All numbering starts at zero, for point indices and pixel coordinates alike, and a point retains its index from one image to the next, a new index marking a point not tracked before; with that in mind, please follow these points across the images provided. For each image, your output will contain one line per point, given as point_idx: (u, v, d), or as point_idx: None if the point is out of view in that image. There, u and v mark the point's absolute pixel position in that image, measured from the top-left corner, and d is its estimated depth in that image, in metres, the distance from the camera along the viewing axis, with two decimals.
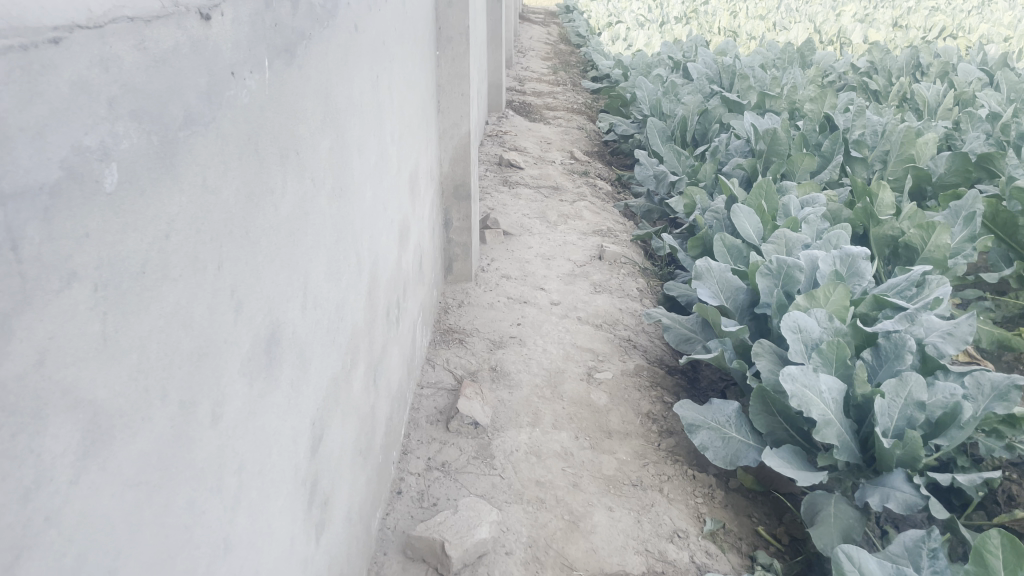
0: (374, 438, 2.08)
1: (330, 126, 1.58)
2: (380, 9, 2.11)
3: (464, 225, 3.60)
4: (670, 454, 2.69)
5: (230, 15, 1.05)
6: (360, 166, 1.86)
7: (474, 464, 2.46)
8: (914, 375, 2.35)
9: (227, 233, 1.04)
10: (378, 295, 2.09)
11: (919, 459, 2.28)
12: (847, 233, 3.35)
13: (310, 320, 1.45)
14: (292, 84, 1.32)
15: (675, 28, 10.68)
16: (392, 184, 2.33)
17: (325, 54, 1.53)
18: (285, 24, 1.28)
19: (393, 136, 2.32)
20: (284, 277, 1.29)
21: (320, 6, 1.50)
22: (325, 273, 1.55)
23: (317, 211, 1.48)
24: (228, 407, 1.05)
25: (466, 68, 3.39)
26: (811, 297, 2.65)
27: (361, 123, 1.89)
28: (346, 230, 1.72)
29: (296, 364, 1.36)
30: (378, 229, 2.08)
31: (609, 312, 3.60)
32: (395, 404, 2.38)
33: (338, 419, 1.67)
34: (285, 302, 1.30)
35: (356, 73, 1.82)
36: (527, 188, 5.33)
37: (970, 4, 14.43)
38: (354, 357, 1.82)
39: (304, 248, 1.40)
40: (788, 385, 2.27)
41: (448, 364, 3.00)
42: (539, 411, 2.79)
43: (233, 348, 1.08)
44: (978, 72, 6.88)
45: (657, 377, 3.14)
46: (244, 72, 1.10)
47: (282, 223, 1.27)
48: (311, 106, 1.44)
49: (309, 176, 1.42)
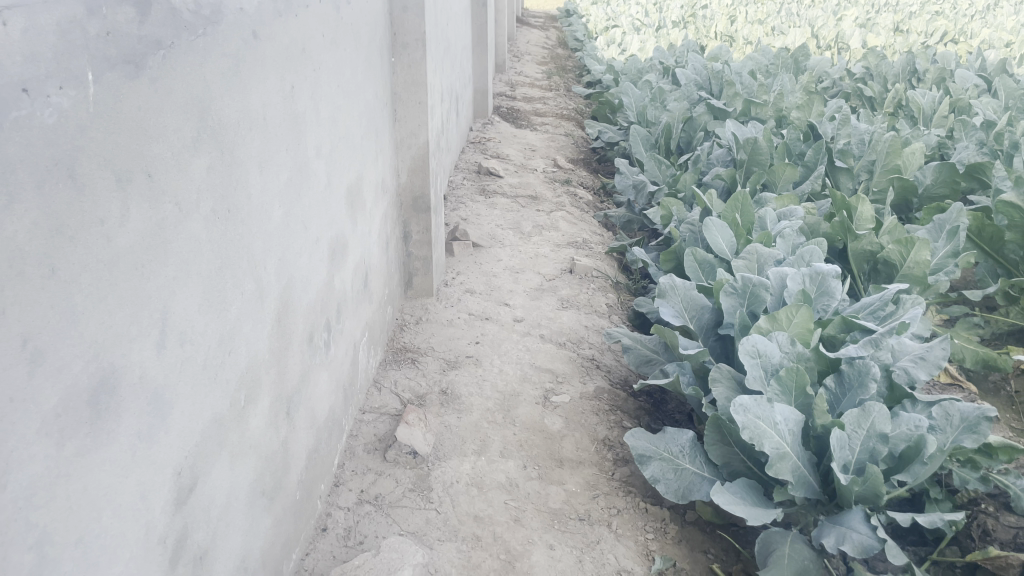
0: (289, 474, 1.94)
1: (210, 143, 1.44)
2: (298, 14, 1.97)
3: (424, 239, 3.46)
4: (623, 485, 2.54)
5: (20, 25, 0.91)
6: (262, 184, 1.72)
7: (410, 497, 2.32)
8: (876, 405, 2.21)
9: (13, 275, 0.90)
10: (294, 321, 1.95)
11: (880, 496, 2.12)
12: (820, 249, 3.20)
13: (172, 359, 1.30)
14: (142, 99, 1.18)
15: (672, 33, 10.52)
16: (320, 201, 2.19)
17: (199, 63, 1.39)
18: (125, 33, 1.13)
19: (320, 150, 2.18)
20: (124, 313, 1.15)
21: (192, 12, 1.36)
22: (201, 305, 1.41)
23: (186, 237, 1.34)
24: (17, 477, 0.92)
25: (423, 76, 3.25)
26: (773, 320, 2.50)
27: (266, 137, 1.74)
28: (237, 255, 1.57)
29: (145, 411, 1.21)
30: (294, 250, 1.95)
31: (574, 330, 3.46)
32: (323, 434, 2.25)
33: (226, 462, 1.54)
34: (126, 342, 1.16)
35: (257, 86, 1.68)
36: (504, 197, 5.19)
37: (976, 9, 14.23)
38: (253, 392, 1.68)
39: (162, 281, 1.26)
40: (739, 416, 2.11)
41: (396, 387, 2.86)
42: (487, 438, 2.65)
43: (27, 409, 0.94)
44: (976, 79, 6.72)
45: (618, 400, 2.99)
46: (49, 87, 0.96)
47: (119, 254, 1.13)
48: (176, 123, 1.30)
49: (170, 200, 1.28)
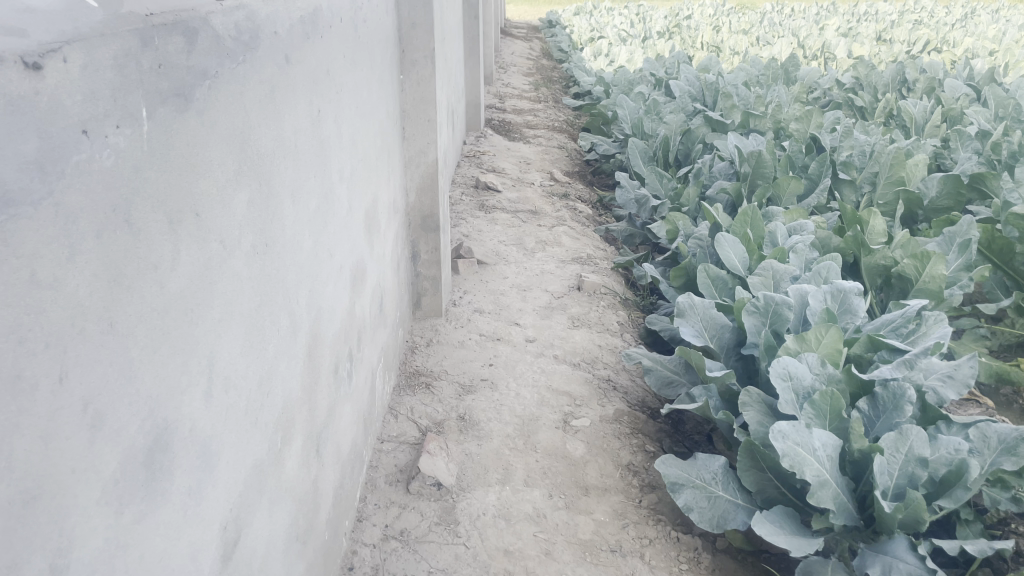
0: (319, 514, 1.86)
1: (251, 176, 1.37)
2: (323, 35, 1.90)
3: (432, 258, 3.39)
4: (652, 512, 2.47)
5: (79, 61, 0.83)
6: (294, 215, 1.65)
7: (436, 531, 2.25)
8: (914, 428, 2.17)
9: (74, 334, 0.82)
10: (322, 353, 1.87)
11: (922, 523, 2.08)
12: (836, 265, 3.17)
13: (217, 408, 1.22)
14: (189, 133, 1.11)
15: (658, 44, 10.53)
16: (342, 226, 2.11)
17: (240, 92, 1.32)
18: (176, 64, 1.07)
19: (342, 174, 2.10)
20: (175, 364, 1.07)
21: (234, 39, 1.29)
22: (242, 347, 1.33)
23: (229, 276, 1.27)
24: (79, 554, 0.84)
25: (432, 93, 3.19)
26: (802, 341, 2.45)
27: (297, 165, 1.67)
28: (274, 290, 1.50)
29: (195, 466, 1.13)
30: (321, 279, 1.87)
31: (587, 350, 3.40)
32: (347, 468, 2.17)
33: (265, 511, 1.45)
34: (177, 395, 1.08)
35: (289, 111, 1.61)
36: (504, 212, 5.13)
37: (955, 18, 14.37)
38: (288, 433, 1.60)
39: (209, 325, 1.18)
40: (779, 444, 2.06)
41: (412, 413, 2.78)
42: (510, 466, 2.57)
43: (90, 479, 0.86)
44: (965, 88, 6.74)
45: (638, 423, 2.93)
46: (107, 128, 0.89)
47: (170, 301, 1.05)
48: (221, 157, 1.23)
49: (215, 239, 1.21)
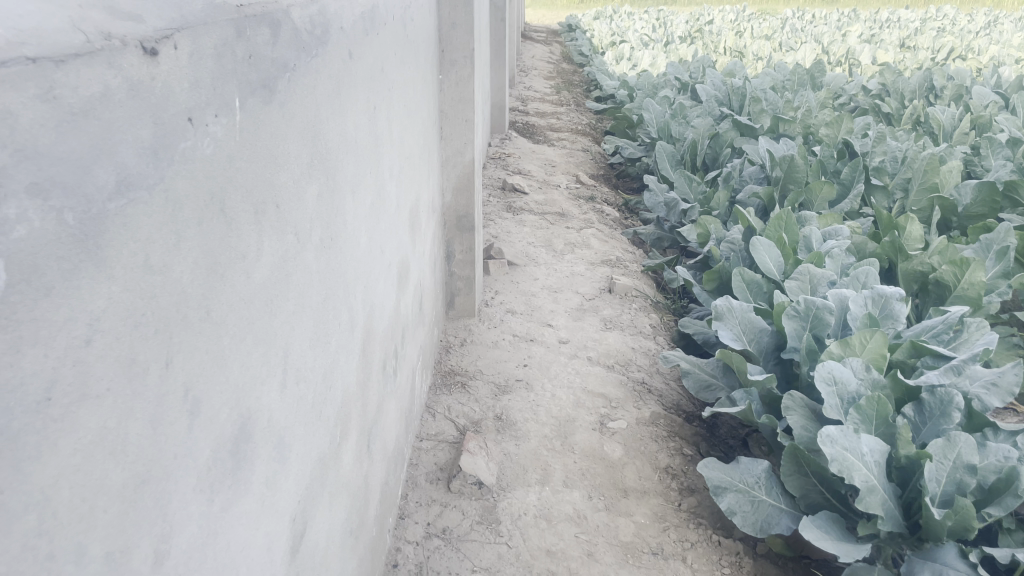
0: (369, 510, 1.86)
1: (319, 170, 1.38)
2: (379, 32, 1.91)
3: (467, 258, 3.39)
4: (691, 516, 2.46)
5: (188, 49, 0.84)
6: (354, 210, 1.65)
7: (479, 530, 2.24)
8: (962, 435, 2.14)
9: (179, 319, 0.83)
10: (373, 349, 1.87)
11: (971, 531, 2.05)
12: (875, 270, 3.15)
13: (290, 400, 1.22)
14: (271, 124, 1.11)
15: (681, 49, 10.52)
16: (391, 223, 2.11)
17: (313, 86, 1.32)
18: (263, 55, 1.07)
19: (391, 171, 2.11)
20: (258, 354, 1.07)
21: (309, 33, 1.29)
22: (311, 340, 1.33)
23: (301, 269, 1.27)
24: (177, 540, 0.84)
25: (470, 93, 3.19)
26: (846, 345, 2.44)
27: (356, 161, 1.67)
28: (336, 285, 1.50)
29: (271, 457, 1.13)
30: (374, 274, 1.87)
31: (621, 352, 3.38)
32: (392, 465, 2.16)
33: (326, 504, 1.45)
34: (258, 386, 1.08)
35: (350, 106, 1.62)
36: (531, 214, 5.13)
37: (978, 25, 14.23)
38: (345, 427, 1.60)
39: (285, 317, 1.19)
40: (827, 448, 2.05)
41: (449, 412, 2.78)
42: (548, 467, 2.57)
43: (187, 464, 0.86)
44: (994, 95, 6.69)
45: (674, 426, 2.92)
46: (208, 116, 0.89)
47: (255, 292, 1.06)
48: (296, 150, 1.24)
49: (291, 231, 1.21)
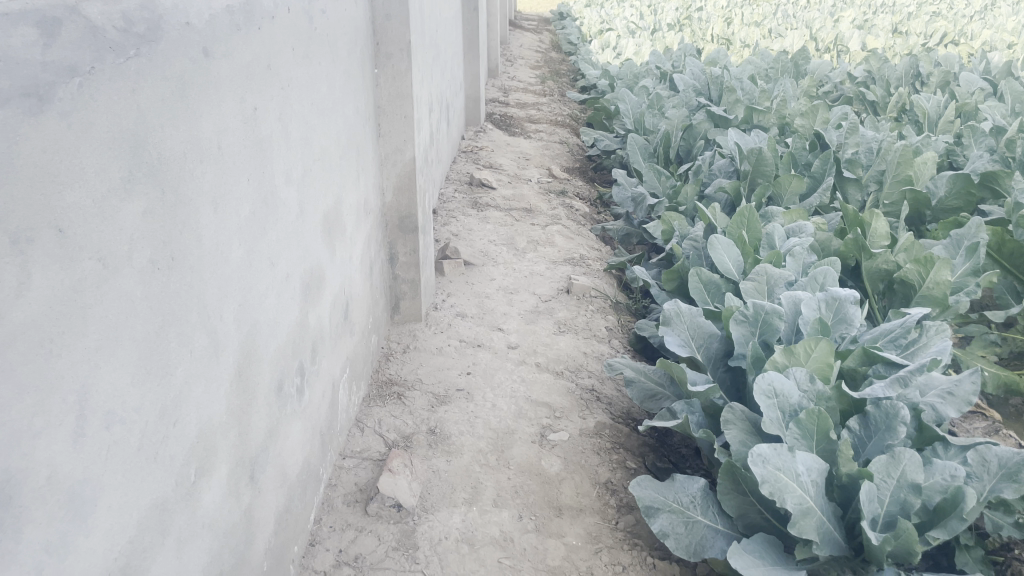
0: (255, 544, 1.72)
1: (148, 183, 1.23)
2: (263, 27, 1.75)
3: (411, 261, 3.24)
4: (627, 536, 2.32)
5: None
6: (217, 224, 1.50)
7: (393, 558, 2.12)
8: (906, 452, 2.00)
9: None
10: (258, 373, 1.73)
11: (914, 555, 1.91)
12: (835, 270, 2.98)
13: (93, 447, 1.08)
14: (45, 140, 0.97)
15: (667, 36, 10.31)
16: (290, 232, 1.97)
17: (133, 90, 1.17)
18: (22, 61, 0.92)
19: (289, 177, 1.96)
20: (22, 404, 0.94)
21: (122, 31, 1.14)
22: (134, 376, 1.19)
23: (115, 296, 1.13)
24: None
25: (408, 88, 3.03)
26: (790, 354, 2.29)
27: (221, 168, 1.52)
28: (183, 308, 1.36)
29: (56, 517, 1.01)
30: (257, 291, 1.73)
31: (572, 357, 3.24)
32: (297, 490, 2.03)
33: (172, 551, 1.32)
34: (26, 440, 0.95)
35: (210, 109, 1.47)
36: (497, 210, 4.97)
37: (973, 9, 13.97)
38: (207, 462, 1.47)
39: (82, 354, 1.05)
40: (758, 469, 1.91)
41: (380, 426, 2.65)
42: (479, 484, 2.43)
43: None
44: (981, 82, 6.48)
45: (620, 437, 2.77)
46: None
47: (13, 335, 0.92)
48: (99, 163, 1.09)
49: (91, 257, 1.07)
